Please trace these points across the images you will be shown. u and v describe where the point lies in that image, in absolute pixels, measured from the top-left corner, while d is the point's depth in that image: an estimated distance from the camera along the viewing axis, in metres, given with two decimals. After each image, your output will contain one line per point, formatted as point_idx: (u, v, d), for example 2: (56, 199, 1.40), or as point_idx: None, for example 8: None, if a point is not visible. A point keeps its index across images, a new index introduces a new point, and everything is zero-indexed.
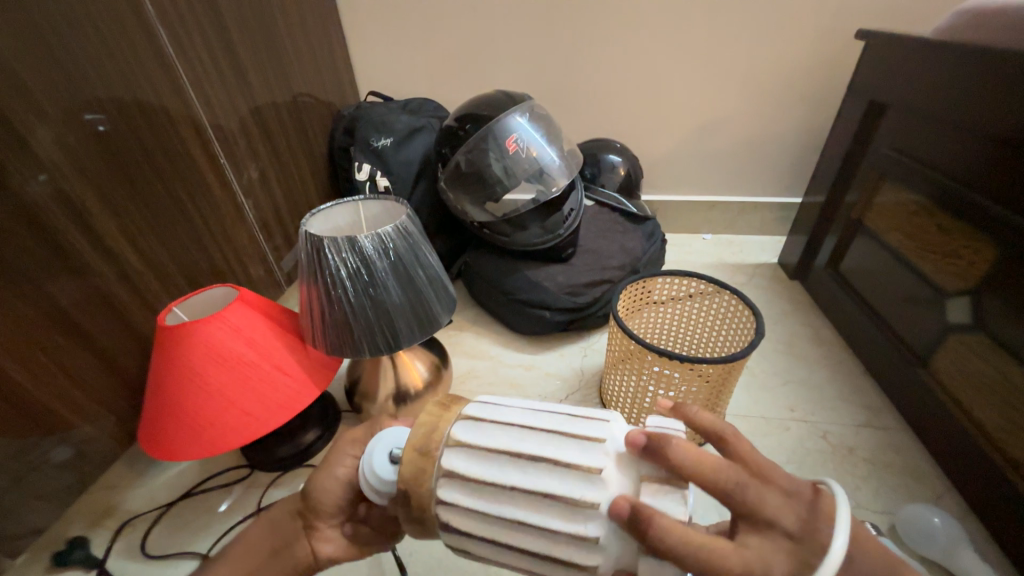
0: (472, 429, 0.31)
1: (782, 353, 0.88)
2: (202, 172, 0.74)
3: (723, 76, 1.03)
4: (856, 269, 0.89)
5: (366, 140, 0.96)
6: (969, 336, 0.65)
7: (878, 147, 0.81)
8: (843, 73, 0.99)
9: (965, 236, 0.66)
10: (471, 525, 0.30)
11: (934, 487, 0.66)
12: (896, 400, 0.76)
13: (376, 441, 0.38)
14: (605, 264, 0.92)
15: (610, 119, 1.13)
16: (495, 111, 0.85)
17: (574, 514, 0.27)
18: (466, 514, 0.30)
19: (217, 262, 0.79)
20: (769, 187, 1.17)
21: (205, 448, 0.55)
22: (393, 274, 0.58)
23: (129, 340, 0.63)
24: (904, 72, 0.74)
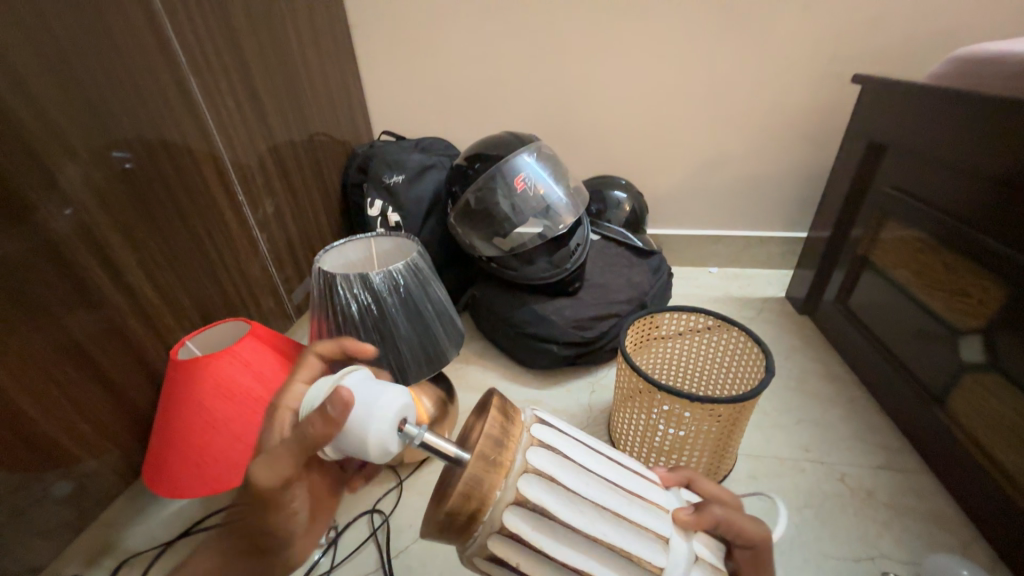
0: (551, 442, 0.36)
1: (794, 390, 0.86)
2: (220, 208, 0.77)
3: (723, 117, 1.07)
4: (864, 305, 0.89)
5: (379, 177, 1.00)
6: (982, 374, 0.64)
7: (880, 186, 0.83)
8: (841, 114, 1.02)
9: (971, 273, 0.66)
10: (559, 504, 0.33)
11: (960, 535, 0.63)
12: (915, 441, 0.74)
13: (380, 419, 0.32)
14: (612, 298, 0.92)
15: (615, 157, 1.17)
16: (504, 151, 0.88)
17: (649, 509, 0.36)
18: (559, 488, 0.33)
19: (230, 295, 0.80)
20: (774, 222, 1.18)
21: (210, 486, 0.55)
22: (402, 310, 0.59)
23: (140, 373, 0.64)
24: (900, 115, 0.77)
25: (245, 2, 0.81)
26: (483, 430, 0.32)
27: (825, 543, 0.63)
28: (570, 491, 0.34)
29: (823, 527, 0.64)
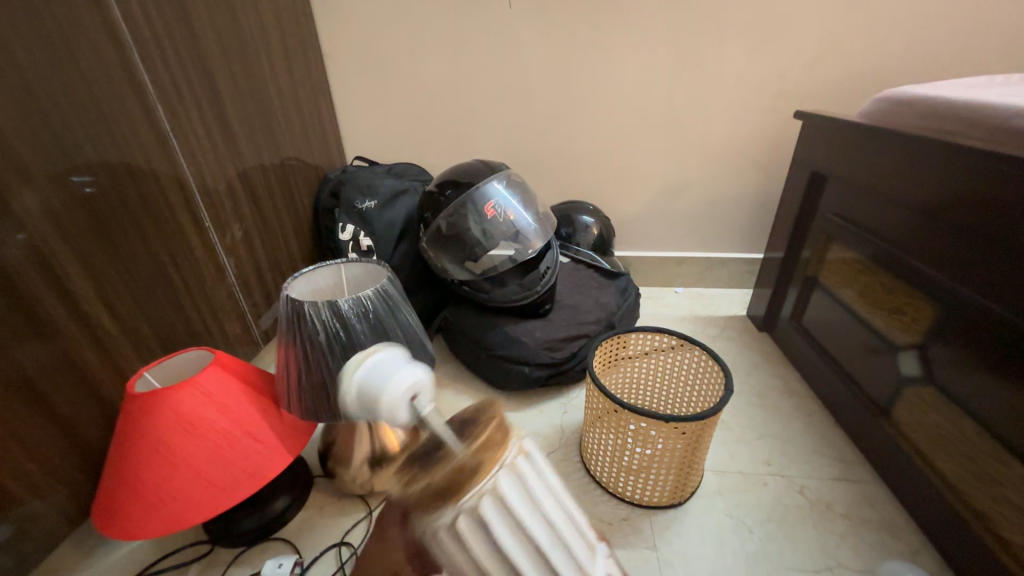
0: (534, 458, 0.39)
1: (755, 406, 0.90)
2: (186, 234, 0.76)
3: (683, 146, 1.13)
4: (815, 322, 0.94)
5: (351, 202, 1.00)
6: (921, 387, 0.69)
7: (824, 211, 0.90)
8: (788, 145, 1.10)
9: (905, 292, 0.72)
10: (520, 510, 0.37)
11: (909, 542, 0.66)
12: (866, 452, 0.78)
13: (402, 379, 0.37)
14: (581, 319, 0.94)
15: (583, 182, 1.21)
16: (474, 179, 0.90)
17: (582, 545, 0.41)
18: (527, 497, 0.37)
19: (194, 322, 0.78)
20: (733, 244, 1.24)
21: (165, 525, 0.53)
22: (371, 336, 0.59)
23: (93, 406, 0.61)
24: (839, 149, 0.84)
25: (218, 32, 0.82)
26: (491, 425, 0.36)
27: (788, 556, 0.65)
28: (533, 506, 0.38)
29: (785, 540, 0.67)
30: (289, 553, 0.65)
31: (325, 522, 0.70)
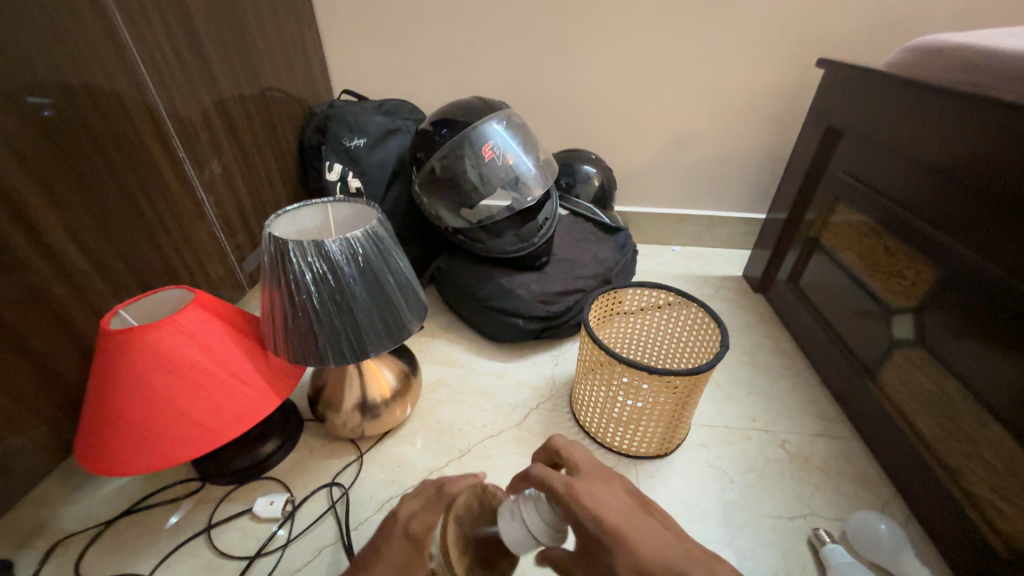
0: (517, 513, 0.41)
1: (745, 364, 0.91)
2: (158, 164, 0.70)
3: (694, 94, 1.07)
4: (812, 284, 0.93)
5: (338, 139, 0.94)
6: (911, 351, 0.69)
7: (834, 170, 0.86)
8: (805, 97, 1.04)
9: (909, 257, 0.70)
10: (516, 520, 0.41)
11: (880, 494, 0.69)
12: (848, 410, 0.80)
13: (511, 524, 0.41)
14: (578, 273, 0.92)
15: (586, 130, 1.15)
16: (472, 118, 0.84)
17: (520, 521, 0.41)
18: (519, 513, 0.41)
19: (172, 261, 0.74)
20: (736, 203, 1.21)
21: (150, 462, 0.52)
22: (360, 280, 0.56)
23: (67, 343, 0.59)
24: (858, 102, 0.79)
25: None
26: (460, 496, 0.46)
27: (764, 503, 0.67)
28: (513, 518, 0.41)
29: (763, 490, 0.69)
30: (280, 491, 0.66)
31: (317, 463, 0.70)
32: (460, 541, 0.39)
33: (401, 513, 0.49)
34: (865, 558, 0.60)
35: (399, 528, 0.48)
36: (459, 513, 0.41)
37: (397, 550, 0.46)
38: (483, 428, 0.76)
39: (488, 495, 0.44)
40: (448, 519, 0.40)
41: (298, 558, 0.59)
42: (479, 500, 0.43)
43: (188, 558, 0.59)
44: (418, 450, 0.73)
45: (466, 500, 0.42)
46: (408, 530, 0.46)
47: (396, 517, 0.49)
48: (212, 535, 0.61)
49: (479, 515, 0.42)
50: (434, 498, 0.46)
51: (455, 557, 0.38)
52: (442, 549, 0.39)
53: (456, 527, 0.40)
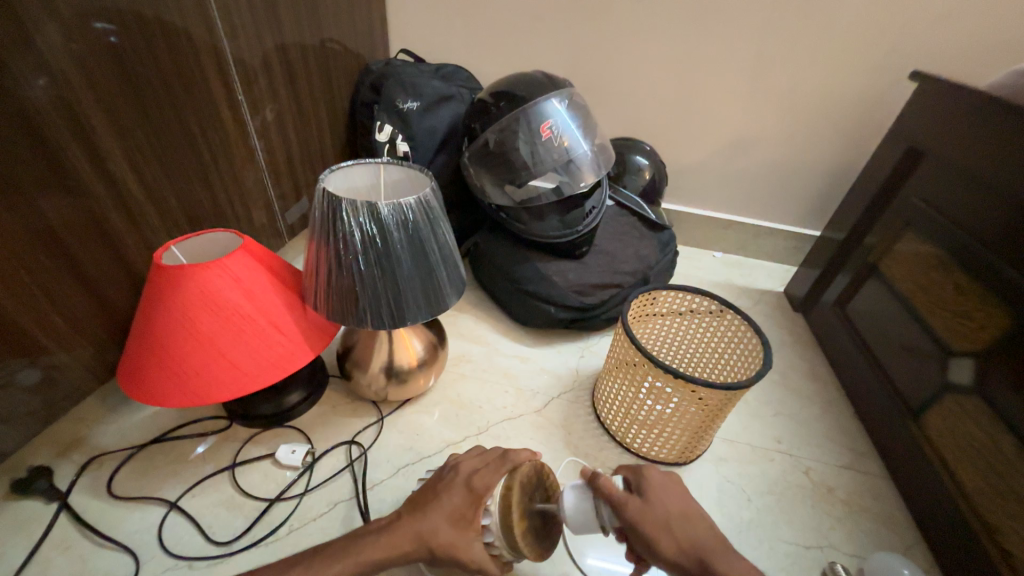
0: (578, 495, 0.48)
1: (777, 383, 0.88)
2: (217, 105, 0.70)
3: (765, 94, 1.00)
4: (860, 312, 0.89)
5: (392, 100, 0.92)
6: (964, 397, 0.65)
7: (909, 194, 0.81)
8: (886, 112, 0.97)
9: (980, 298, 0.66)
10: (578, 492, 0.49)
11: (904, 538, 0.67)
12: (880, 446, 0.77)
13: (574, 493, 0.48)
14: (617, 267, 0.90)
15: (644, 119, 1.10)
16: (532, 93, 0.81)
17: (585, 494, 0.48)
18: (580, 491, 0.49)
19: (221, 203, 0.75)
20: (789, 216, 1.15)
21: (186, 397, 0.53)
22: (407, 247, 0.55)
23: (118, 271, 0.60)
24: (950, 123, 0.73)
25: None
26: (531, 468, 0.49)
27: (781, 529, 0.66)
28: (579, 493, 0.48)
29: (781, 514, 0.68)
30: (302, 441, 0.68)
31: (339, 419, 0.72)
32: (522, 504, 0.46)
33: (462, 466, 0.50)
34: None
35: (459, 480, 0.49)
36: (523, 481, 0.47)
37: (457, 498, 0.47)
38: (503, 409, 0.76)
39: (543, 473, 0.51)
40: (513, 479, 0.46)
41: (314, 509, 0.61)
42: (537, 475, 0.49)
43: (212, 492, 0.61)
44: (437, 421, 0.73)
45: (530, 471, 0.48)
46: (469, 483, 0.48)
47: (456, 469, 0.50)
48: (236, 473, 0.63)
49: (535, 491, 0.49)
50: (497, 460, 0.49)
51: (515, 514, 0.45)
52: (504, 503, 0.46)
53: (519, 492, 0.46)
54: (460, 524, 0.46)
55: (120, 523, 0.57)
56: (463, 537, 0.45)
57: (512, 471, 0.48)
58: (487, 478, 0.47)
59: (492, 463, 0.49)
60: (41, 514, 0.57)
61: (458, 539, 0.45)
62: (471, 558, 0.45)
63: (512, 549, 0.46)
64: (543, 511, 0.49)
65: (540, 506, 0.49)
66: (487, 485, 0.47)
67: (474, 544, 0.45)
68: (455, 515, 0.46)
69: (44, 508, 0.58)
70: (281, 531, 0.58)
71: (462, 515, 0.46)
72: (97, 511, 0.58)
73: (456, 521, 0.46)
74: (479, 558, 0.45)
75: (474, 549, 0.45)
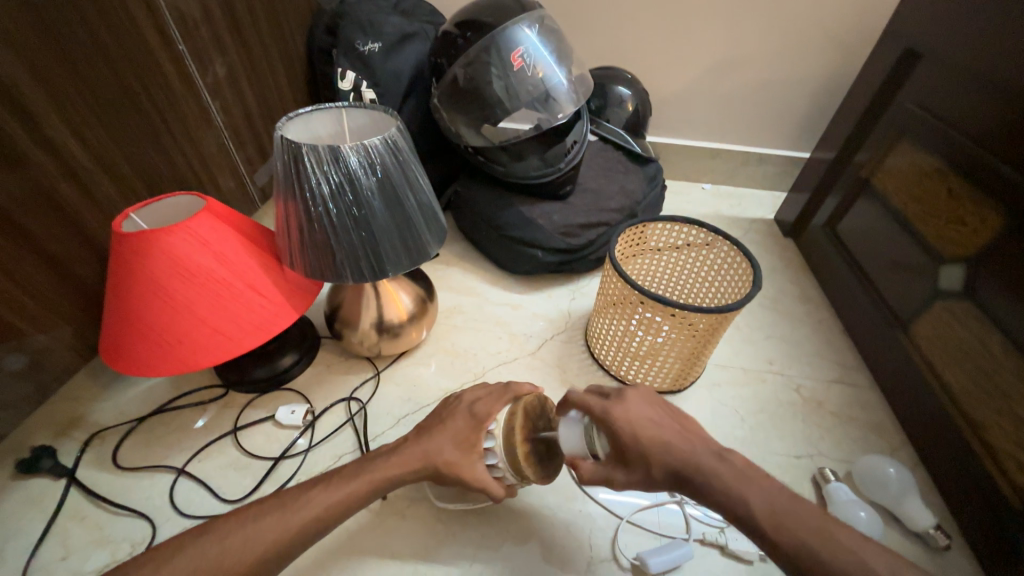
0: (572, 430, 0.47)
1: (768, 309, 0.88)
2: (158, 60, 0.64)
3: (751, 5, 0.93)
4: (851, 230, 0.88)
5: (351, 42, 0.85)
6: (956, 302, 0.65)
7: (903, 101, 0.77)
8: (880, 14, 0.91)
9: (976, 202, 0.64)
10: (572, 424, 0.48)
11: (891, 441, 0.70)
12: (868, 359, 0.79)
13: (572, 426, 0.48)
14: (603, 205, 0.87)
15: (624, 44, 1.03)
16: (500, 20, 0.75)
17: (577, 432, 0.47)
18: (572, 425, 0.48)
19: (181, 169, 0.71)
20: (779, 139, 1.11)
21: (172, 366, 0.52)
22: (379, 194, 0.52)
23: (81, 246, 0.58)
24: (949, 17, 0.68)
25: None
26: (534, 396, 0.48)
27: (774, 443, 0.68)
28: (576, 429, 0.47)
29: (773, 429, 0.70)
30: (300, 401, 0.68)
31: (335, 378, 0.72)
32: (526, 429, 0.46)
33: (465, 395, 0.52)
34: (868, 497, 0.61)
35: (461, 406, 0.51)
36: (526, 407, 0.47)
37: (459, 423, 0.49)
38: (498, 355, 0.77)
39: (548, 406, 0.50)
40: (518, 407, 0.47)
41: (319, 463, 0.62)
42: (542, 407, 0.49)
43: (217, 456, 0.62)
44: (433, 372, 0.74)
45: (535, 400, 0.49)
46: (472, 410, 0.50)
47: (460, 397, 0.52)
48: (239, 436, 0.64)
49: (539, 419, 0.48)
50: (500, 391, 0.51)
51: (519, 435, 0.46)
52: (506, 425, 0.47)
53: (523, 419, 0.47)
54: (464, 446, 0.47)
55: (131, 492, 0.58)
56: (467, 458, 0.47)
57: (515, 399, 0.49)
58: (490, 405, 0.49)
59: (493, 395, 0.50)
60: (51, 490, 0.58)
61: (462, 459, 0.47)
62: (473, 476, 0.46)
63: (515, 472, 0.47)
64: (547, 439, 0.49)
65: (544, 433, 0.48)
66: (489, 411, 0.49)
67: (477, 465, 0.47)
68: (459, 439, 0.48)
69: (53, 484, 0.59)
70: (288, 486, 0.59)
71: (466, 439, 0.48)
72: (107, 483, 0.59)
73: (461, 444, 0.48)
74: (482, 477, 0.47)
75: (476, 468, 0.47)
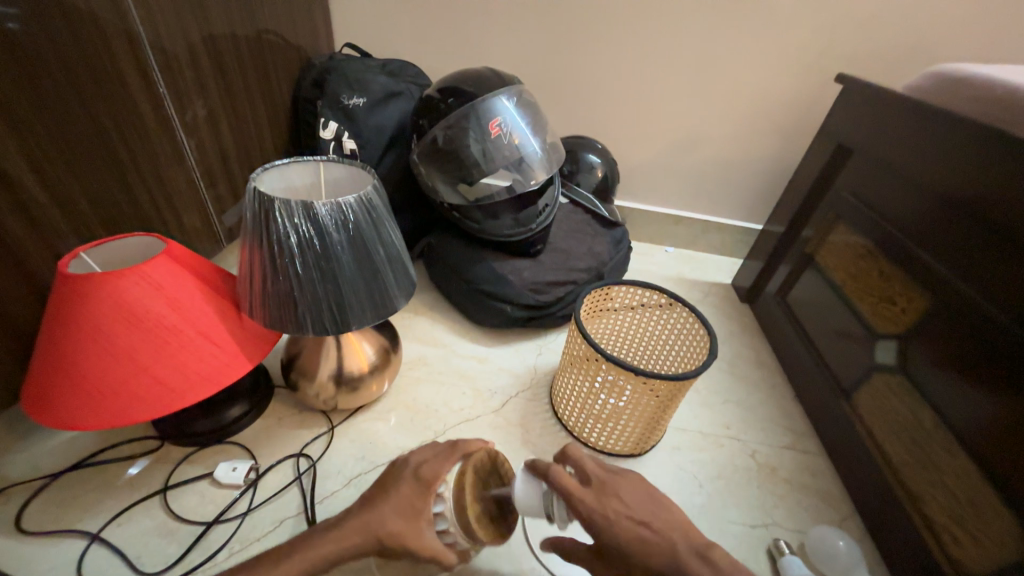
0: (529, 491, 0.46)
1: (725, 372, 0.92)
2: (134, 99, 0.64)
3: (708, 94, 1.04)
4: (799, 301, 0.94)
5: (336, 95, 0.88)
6: (891, 375, 0.70)
7: (838, 189, 0.86)
8: (818, 112, 1.03)
9: (901, 283, 0.71)
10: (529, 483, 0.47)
11: (840, 510, 0.72)
12: (818, 426, 0.82)
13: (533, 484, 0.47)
14: (571, 264, 0.90)
15: (595, 117, 1.12)
16: (481, 90, 0.80)
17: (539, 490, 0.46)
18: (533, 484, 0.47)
19: (144, 205, 0.69)
20: (735, 211, 1.20)
21: (102, 418, 0.48)
22: (348, 248, 0.53)
23: (20, 283, 0.54)
24: (871, 123, 0.78)
25: None
26: (482, 451, 0.48)
27: (730, 511, 0.68)
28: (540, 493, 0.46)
29: (730, 497, 0.70)
30: (244, 458, 0.63)
31: (285, 431, 0.68)
32: (475, 487, 0.45)
33: (412, 456, 0.49)
34: (820, 570, 0.62)
35: (408, 471, 0.47)
36: (476, 465, 0.46)
37: (405, 492, 0.46)
38: (460, 411, 0.75)
39: (498, 460, 0.50)
40: (467, 464, 0.46)
41: (258, 528, 0.57)
42: (490, 461, 0.48)
43: (140, 519, 0.56)
44: (391, 427, 0.71)
45: (484, 456, 0.48)
46: (417, 473, 0.46)
47: (406, 460, 0.49)
48: (169, 496, 0.59)
49: (488, 477, 0.48)
50: (448, 448, 0.48)
51: (469, 494, 0.44)
52: (457, 486, 0.45)
53: (472, 477, 0.45)
54: (410, 515, 0.44)
55: (30, 560, 0.51)
56: (413, 528, 0.44)
57: (464, 457, 0.47)
58: (438, 466, 0.46)
59: (442, 452, 0.48)
60: None
61: (409, 529, 0.44)
62: (422, 546, 0.43)
63: (467, 536, 0.44)
64: (498, 497, 0.48)
65: (495, 491, 0.47)
66: (436, 473, 0.46)
67: (426, 533, 0.44)
68: (404, 505, 0.45)
69: None
70: (218, 556, 0.54)
71: (412, 507, 0.45)
72: (1, 550, 0.52)
73: (406, 513, 0.44)
74: (430, 546, 0.43)
75: (425, 539, 0.43)
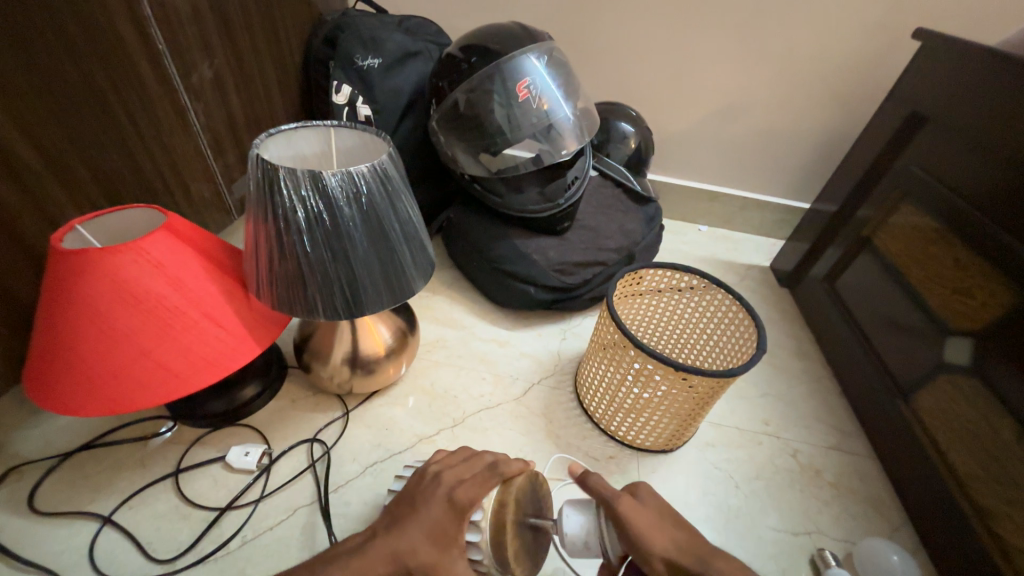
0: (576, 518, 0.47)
1: (764, 362, 0.85)
2: (133, 59, 0.59)
3: (759, 55, 0.93)
4: (850, 287, 0.86)
5: (349, 56, 0.80)
6: (961, 377, 0.63)
7: (906, 163, 0.76)
8: (885, 75, 0.91)
9: (978, 273, 0.62)
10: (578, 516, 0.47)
11: (890, 519, 0.66)
12: (867, 424, 0.76)
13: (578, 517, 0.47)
14: (601, 243, 0.84)
15: (629, 81, 1.02)
16: (508, 48, 0.72)
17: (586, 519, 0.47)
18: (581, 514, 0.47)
19: (149, 176, 0.65)
20: (779, 187, 1.10)
21: (106, 404, 0.46)
22: (361, 224, 0.48)
23: (17, 257, 0.51)
24: (955, 87, 0.68)
25: None
26: (524, 480, 0.46)
27: (770, 515, 0.64)
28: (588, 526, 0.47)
29: (769, 500, 0.65)
30: (257, 442, 0.61)
31: (300, 415, 0.65)
32: (515, 520, 0.44)
33: (443, 475, 0.44)
34: None
35: (440, 491, 0.43)
36: (515, 493, 0.45)
37: (435, 512, 0.42)
38: (480, 398, 0.71)
39: (535, 484, 0.48)
40: (508, 494, 0.44)
41: (271, 517, 0.55)
42: (529, 485, 0.47)
43: (154, 502, 0.55)
44: (409, 412, 0.68)
45: (523, 481, 0.46)
46: (451, 495, 0.42)
47: (436, 478, 0.44)
48: (181, 480, 0.57)
49: (528, 505, 0.47)
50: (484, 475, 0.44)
51: (510, 531, 0.43)
52: (497, 520, 0.43)
53: (512, 505, 0.44)
54: (443, 540, 0.41)
55: (45, 542, 0.51)
56: (445, 554, 0.40)
57: (504, 485, 0.45)
58: (474, 491, 0.42)
59: (480, 475, 0.44)
60: None
61: (440, 557, 0.40)
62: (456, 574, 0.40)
63: (500, 565, 0.44)
64: (535, 524, 0.47)
65: (533, 519, 0.47)
66: (473, 497, 0.42)
67: (458, 563, 0.41)
68: (435, 529, 0.41)
69: None
70: (232, 543, 0.52)
71: (443, 532, 0.41)
72: (16, 531, 0.51)
73: (434, 533, 0.41)
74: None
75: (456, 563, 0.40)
